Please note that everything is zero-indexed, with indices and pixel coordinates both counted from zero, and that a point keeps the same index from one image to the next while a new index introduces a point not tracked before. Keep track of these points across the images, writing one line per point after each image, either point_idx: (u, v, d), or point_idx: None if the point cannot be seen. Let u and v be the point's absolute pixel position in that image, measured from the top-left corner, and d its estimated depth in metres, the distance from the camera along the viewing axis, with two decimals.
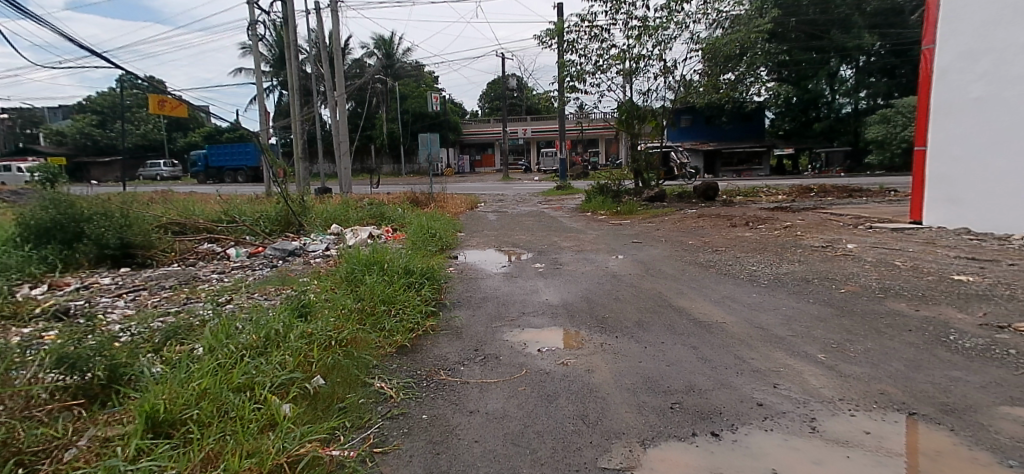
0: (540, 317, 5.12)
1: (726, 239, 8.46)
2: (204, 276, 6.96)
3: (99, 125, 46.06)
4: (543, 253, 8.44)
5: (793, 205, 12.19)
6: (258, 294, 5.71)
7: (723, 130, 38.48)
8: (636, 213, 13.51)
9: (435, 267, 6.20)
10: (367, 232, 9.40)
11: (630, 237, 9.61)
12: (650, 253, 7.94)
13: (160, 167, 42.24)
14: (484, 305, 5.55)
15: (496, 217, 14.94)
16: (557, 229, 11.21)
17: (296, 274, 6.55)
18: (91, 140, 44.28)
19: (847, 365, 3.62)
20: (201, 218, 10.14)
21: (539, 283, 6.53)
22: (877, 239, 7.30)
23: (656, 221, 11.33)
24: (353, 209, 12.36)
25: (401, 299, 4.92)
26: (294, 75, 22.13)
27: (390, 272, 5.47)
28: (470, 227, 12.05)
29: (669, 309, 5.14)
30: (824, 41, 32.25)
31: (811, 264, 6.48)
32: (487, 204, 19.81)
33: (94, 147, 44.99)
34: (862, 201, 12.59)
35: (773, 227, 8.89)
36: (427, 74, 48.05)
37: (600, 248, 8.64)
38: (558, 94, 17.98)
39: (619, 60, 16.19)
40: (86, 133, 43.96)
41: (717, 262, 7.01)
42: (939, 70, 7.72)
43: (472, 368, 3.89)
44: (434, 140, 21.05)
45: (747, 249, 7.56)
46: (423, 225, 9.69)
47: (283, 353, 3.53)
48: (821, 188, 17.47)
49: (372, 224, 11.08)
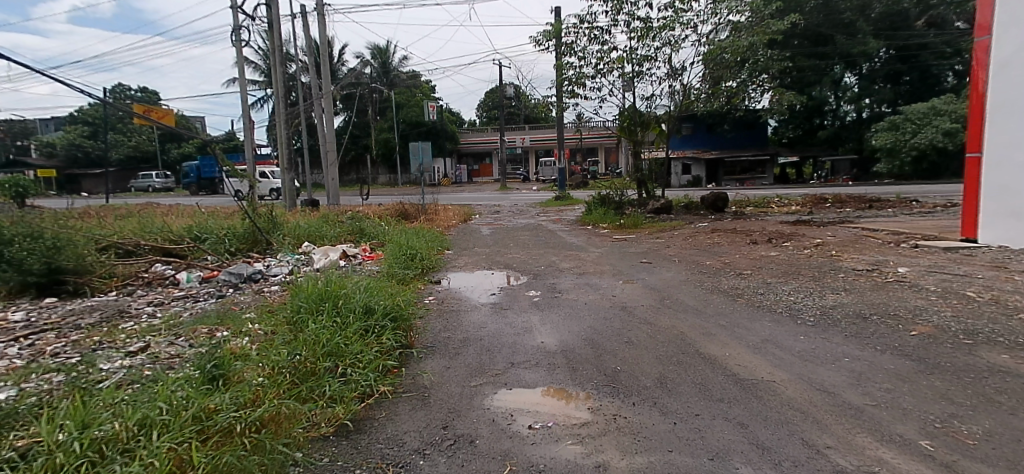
0: (534, 370, 4.01)
1: (750, 259, 7.40)
2: (135, 309, 5.86)
3: (91, 137, 44.70)
4: (540, 276, 7.37)
5: (814, 218, 11.12)
6: (182, 340, 4.60)
7: (725, 138, 37.53)
8: (642, 226, 12.47)
9: (405, 302, 5.08)
10: (340, 252, 8.33)
11: (638, 256, 8.56)
12: (665, 277, 6.86)
13: (153, 178, 41.46)
14: (463, 351, 4.43)
15: (491, 230, 13.97)
16: (556, 246, 10.14)
17: (241, 308, 5.46)
18: (83, 152, 42.99)
19: (973, 464, 2.51)
20: (158, 238, 9.10)
21: (533, 318, 5.42)
22: (931, 261, 6.23)
23: (665, 237, 10.30)
24: (332, 225, 11.31)
25: (353, 351, 3.81)
26: (279, 82, 21.20)
27: (343, 313, 4.32)
28: (460, 243, 11.01)
29: (699, 360, 4.02)
30: (829, 47, 31.53)
31: (862, 293, 5.39)
32: (483, 217, 18.83)
33: (86, 159, 44.11)
34: (889, 213, 11.58)
35: (801, 245, 7.79)
36: (423, 83, 47.25)
37: (604, 270, 7.54)
38: (557, 99, 17.00)
39: (622, 63, 15.26)
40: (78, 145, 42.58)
41: (746, 289, 5.94)
42: (997, 65, 6.74)
43: (435, 463, 2.75)
44: (426, 149, 20.02)
45: (776, 273, 6.50)
46: (403, 243, 8.55)
47: (150, 458, 2.38)
48: (836, 198, 16.52)
49: (350, 242, 10.03)
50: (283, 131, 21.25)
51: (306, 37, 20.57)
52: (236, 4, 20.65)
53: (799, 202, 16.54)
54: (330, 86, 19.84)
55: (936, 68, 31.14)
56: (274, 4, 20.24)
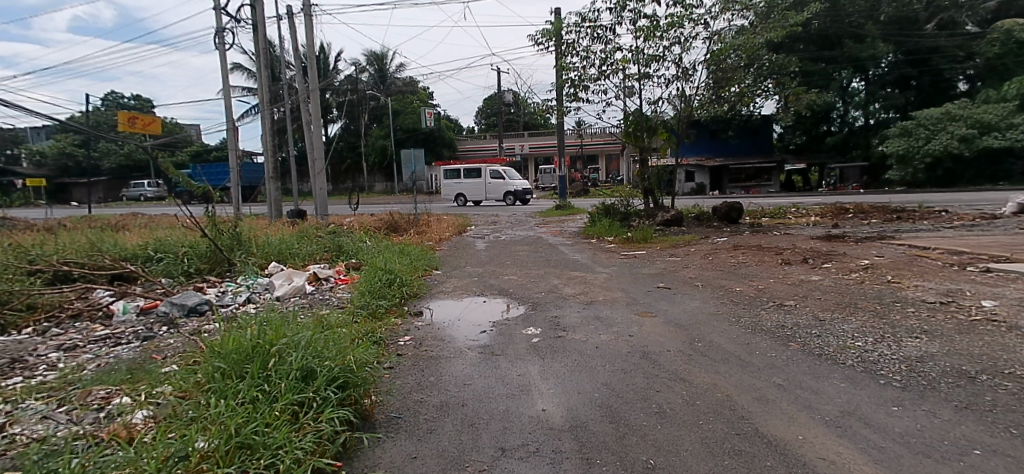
0: (533, 465, 2.84)
1: (789, 286, 6.30)
2: (34, 357, 4.68)
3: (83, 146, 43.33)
4: (540, 305, 6.24)
5: (846, 233, 10.08)
6: (62, 412, 3.39)
7: (729, 145, 36.47)
8: (653, 240, 11.37)
9: (365, 356, 3.86)
10: (310, 276, 7.24)
11: (654, 278, 7.47)
12: (693, 309, 5.72)
13: (145, 188, 40.48)
14: (438, 429, 3.25)
15: (487, 244, 12.92)
16: (557, 265, 9.02)
17: (163, 359, 4.28)
18: (73, 162, 41.65)
19: None
20: (106, 259, 8.00)
21: (532, 368, 4.28)
22: (1018, 291, 5.13)
23: (681, 253, 9.21)
24: (307, 241, 10.19)
25: (273, 445, 2.64)
26: (264, 88, 20.12)
27: (271, 382, 3.12)
28: (451, 261, 9.90)
29: (765, 449, 2.86)
30: (837, 51, 30.36)
31: (949, 337, 4.26)
32: (479, 228, 17.80)
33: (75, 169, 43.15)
34: (928, 226, 10.48)
35: (847, 267, 6.67)
36: (421, 89, 46.41)
37: (617, 299, 6.38)
38: (556, 103, 15.99)
39: (626, 64, 14.20)
40: (68, 155, 41.28)
41: (793, 327, 4.81)
42: None
43: None
44: (419, 157, 18.96)
45: (828, 304, 5.37)
46: (380, 263, 7.42)
47: None
48: (857, 208, 15.52)
49: (325, 261, 8.94)
50: (269, 139, 20.21)
51: (292, 40, 19.51)
52: (219, 6, 19.64)
53: (819, 212, 15.46)
54: (318, 93, 18.78)
55: (947, 73, 30.20)
56: (259, 5, 19.24)
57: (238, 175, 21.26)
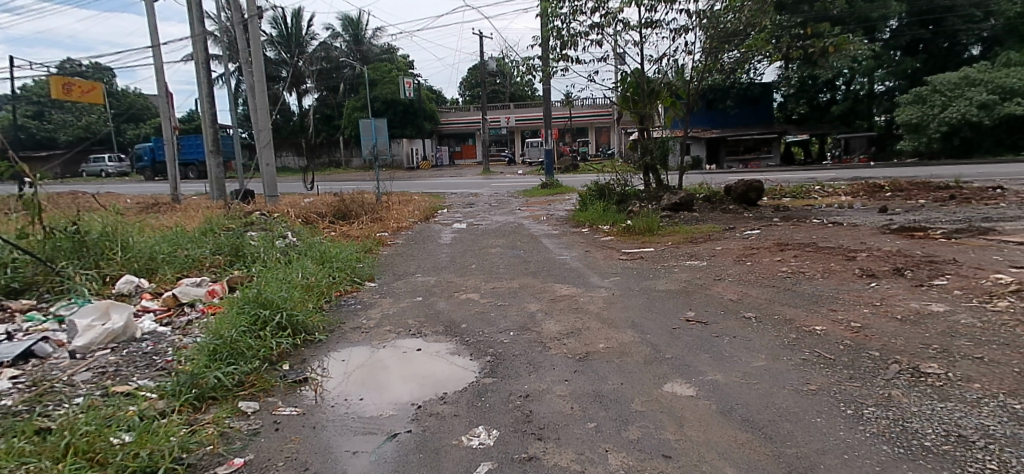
0: None
1: (902, 327, 3.94)
2: None
3: (36, 117, 39.94)
4: (498, 366, 3.79)
5: (913, 222, 7.80)
6: None
7: (728, 115, 33.73)
8: (659, 230, 9.00)
9: None
10: (153, 316, 4.69)
11: (672, 301, 5.10)
12: (763, 381, 3.31)
13: (106, 162, 39.20)
14: None
15: (454, 235, 10.56)
16: (536, 272, 6.62)
17: None
18: (26, 134, 38.43)
19: None
20: None
21: None
22: None
23: (699, 254, 6.90)
24: (204, 238, 7.61)
25: None
26: (198, 46, 17.12)
27: None
28: (399, 266, 7.49)
29: None
30: (846, 11, 27.41)
31: None
32: (450, 210, 15.35)
33: (32, 141, 39.11)
34: (1011, 212, 8.21)
35: (981, 290, 4.35)
36: (399, 58, 43.21)
37: (623, 351, 3.94)
38: (541, 64, 13.32)
39: (621, 12, 11.52)
40: (19, 127, 38.10)
41: (989, 449, 2.42)
42: None
43: None
44: (381, 128, 16.33)
45: (1008, 382, 3.00)
46: (268, 283, 4.96)
47: None
48: (893, 185, 13.29)
49: (212, 273, 6.41)
50: (207, 108, 17.30)
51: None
52: None
53: (849, 190, 13.20)
54: (259, 52, 15.92)
55: (963, 34, 27.48)
56: None
57: (176, 151, 18.37)
